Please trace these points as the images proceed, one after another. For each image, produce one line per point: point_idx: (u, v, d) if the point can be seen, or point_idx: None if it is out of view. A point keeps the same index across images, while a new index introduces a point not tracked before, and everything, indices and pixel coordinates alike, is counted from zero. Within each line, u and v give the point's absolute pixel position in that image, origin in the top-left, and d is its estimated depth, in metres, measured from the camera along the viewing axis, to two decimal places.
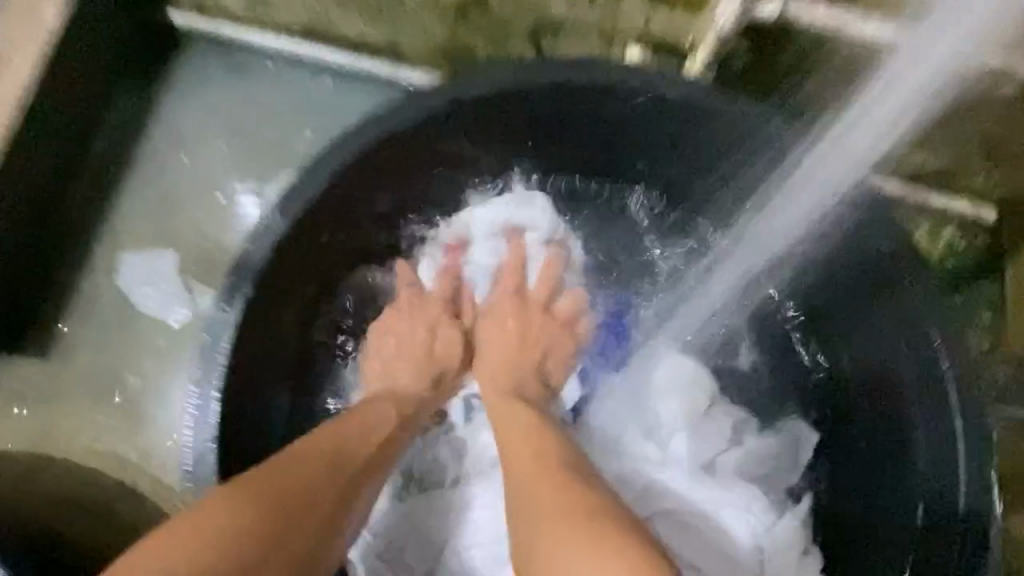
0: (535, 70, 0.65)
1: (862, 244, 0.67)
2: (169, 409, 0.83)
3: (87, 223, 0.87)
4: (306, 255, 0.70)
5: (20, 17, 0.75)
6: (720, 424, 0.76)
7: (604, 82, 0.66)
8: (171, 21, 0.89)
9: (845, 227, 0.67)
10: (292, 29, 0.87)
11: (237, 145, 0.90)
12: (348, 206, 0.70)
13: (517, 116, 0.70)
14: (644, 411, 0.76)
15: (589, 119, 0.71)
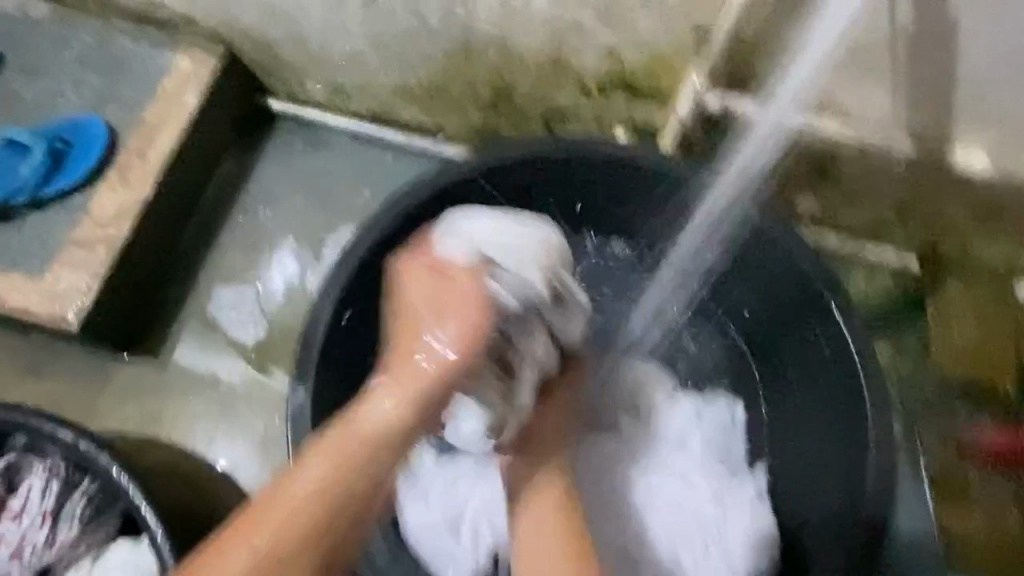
0: (548, 143, 0.89)
1: (786, 275, 0.88)
2: (248, 404, 1.04)
3: (193, 255, 1.10)
4: (375, 275, 0.91)
5: (169, 99, 1.03)
6: (686, 403, 0.95)
7: (596, 149, 0.89)
8: (270, 106, 1.16)
9: (776, 257, 0.88)
10: (362, 113, 1.15)
11: (315, 200, 1.14)
12: None
13: (534, 179, 0.93)
14: (624, 385, 0.97)
15: (589, 180, 0.94)
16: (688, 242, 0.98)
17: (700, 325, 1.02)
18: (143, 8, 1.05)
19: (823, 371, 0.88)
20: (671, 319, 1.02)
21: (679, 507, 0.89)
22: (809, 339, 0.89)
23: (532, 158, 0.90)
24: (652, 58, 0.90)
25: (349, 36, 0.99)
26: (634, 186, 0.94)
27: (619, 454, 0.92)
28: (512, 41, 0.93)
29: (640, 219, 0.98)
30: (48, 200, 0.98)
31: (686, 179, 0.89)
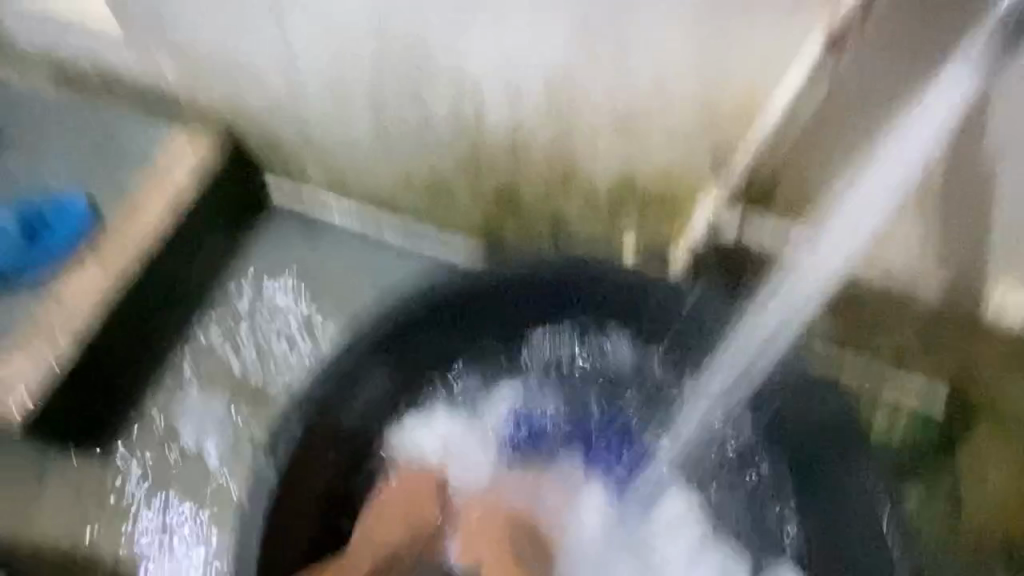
0: (553, 262, 0.86)
1: (813, 416, 0.79)
2: (199, 524, 0.94)
3: (166, 350, 1.03)
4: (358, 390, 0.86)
5: (160, 184, 0.99)
6: (710, 556, 0.87)
7: (590, 266, 0.86)
8: (269, 194, 1.12)
9: (803, 394, 0.80)
10: (362, 207, 1.10)
11: (298, 291, 1.07)
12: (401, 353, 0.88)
13: (537, 295, 0.89)
14: (648, 525, 0.90)
15: (583, 299, 0.89)
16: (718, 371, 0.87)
17: (741, 471, 0.89)
18: (150, 91, 1.03)
19: (868, 546, 0.75)
20: (711, 462, 0.90)
21: None
22: (849, 493, 0.77)
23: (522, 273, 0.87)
24: (666, 177, 0.86)
25: (354, 132, 0.97)
26: (651, 307, 0.87)
27: None
28: (523, 149, 0.89)
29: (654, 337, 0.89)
30: (22, 279, 0.94)
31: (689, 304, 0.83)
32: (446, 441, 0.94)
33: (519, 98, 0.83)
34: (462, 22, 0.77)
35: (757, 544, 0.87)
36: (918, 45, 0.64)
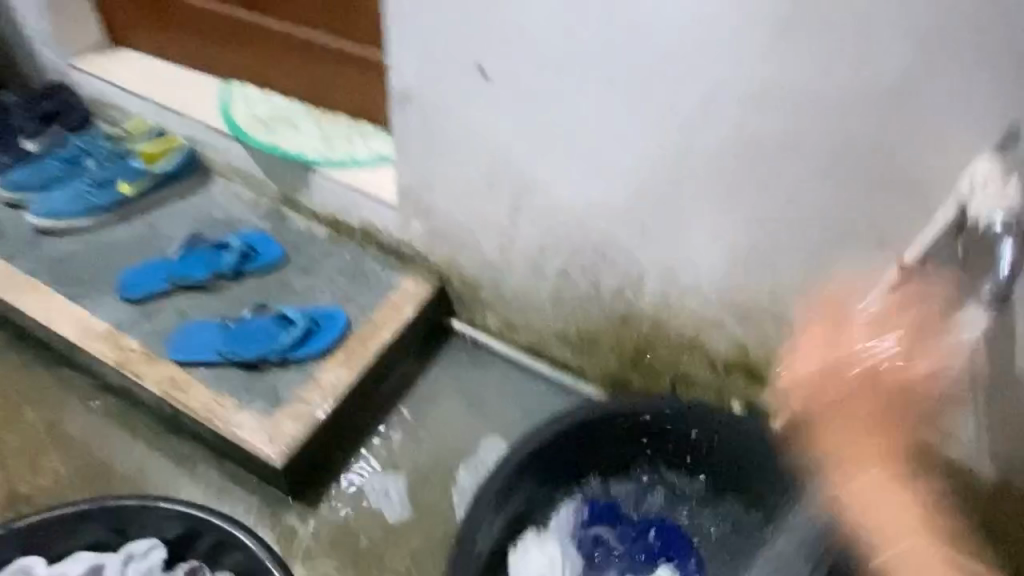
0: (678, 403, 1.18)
1: None
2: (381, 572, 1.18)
3: (366, 429, 1.34)
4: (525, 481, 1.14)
5: (392, 310, 1.38)
6: None
7: (714, 413, 1.17)
8: (451, 325, 1.49)
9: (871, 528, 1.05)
10: (522, 345, 1.45)
11: (469, 406, 1.40)
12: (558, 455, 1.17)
13: (664, 426, 1.19)
14: None
15: (700, 438, 1.20)
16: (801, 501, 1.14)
17: None
18: (393, 243, 1.45)
19: None
20: None
21: None
22: None
23: (658, 411, 1.18)
24: (775, 355, 1.15)
25: (538, 291, 1.33)
26: (752, 445, 1.16)
27: None
28: (666, 321, 1.21)
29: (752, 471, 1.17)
30: (293, 361, 1.28)
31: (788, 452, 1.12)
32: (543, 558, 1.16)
33: (671, 287, 1.16)
34: (641, 235, 1.12)
35: None
36: (965, 294, 0.92)
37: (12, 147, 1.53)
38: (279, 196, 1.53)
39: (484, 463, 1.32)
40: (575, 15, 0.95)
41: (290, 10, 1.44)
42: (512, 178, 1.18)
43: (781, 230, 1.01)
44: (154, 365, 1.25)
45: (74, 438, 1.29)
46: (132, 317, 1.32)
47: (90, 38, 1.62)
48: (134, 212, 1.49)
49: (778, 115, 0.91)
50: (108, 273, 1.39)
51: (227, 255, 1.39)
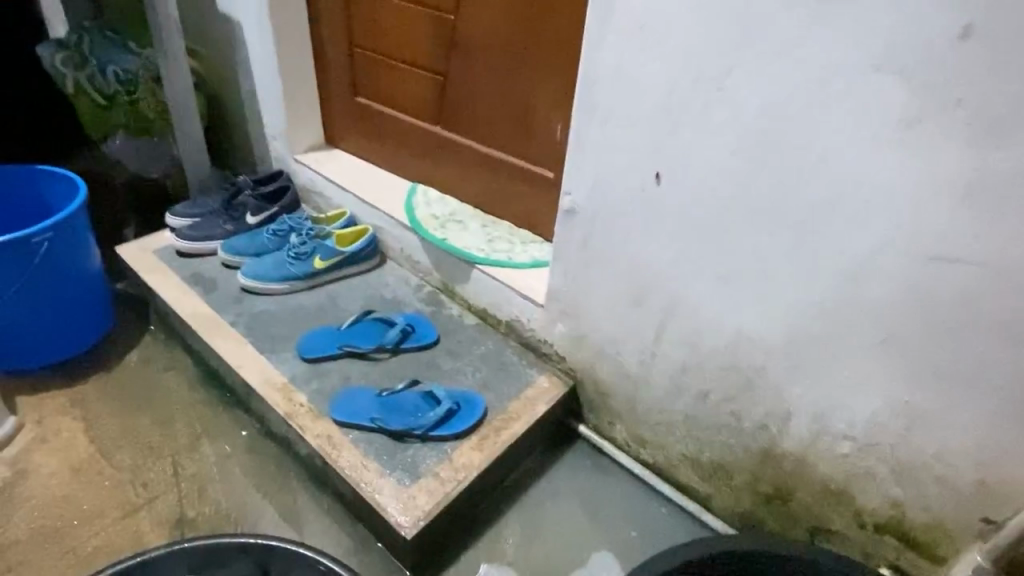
0: (815, 553, 1.10)
1: None
2: None
3: (486, 518, 1.38)
4: None
5: (526, 403, 1.45)
6: None
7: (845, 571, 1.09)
8: (577, 428, 1.53)
9: None
10: (648, 462, 1.45)
11: (587, 512, 1.40)
12: None
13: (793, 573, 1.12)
14: None
15: None
16: None
17: None
18: (534, 341, 1.55)
19: None
20: None
21: None
22: None
23: (793, 557, 1.11)
24: (935, 520, 1.06)
25: (673, 411, 1.33)
26: None
27: None
28: (808, 463, 1.17)
29: None
30: (431, 438, 1.37)
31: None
32: None
33: (819, 427, 1.13)
34: (792, 370, 1.12)
35: None
36: None
37: (236, 219, 1.84)
38: (440, 284, 1.71)
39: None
40: (750, 161, 1.02)
41: (476, 129, 1.66)
42: (663, 298, 1.25)
43: (950, 387, 0.97)
44: (316, 421, 1.40)
45: (238, 474, 1.47)
46: (305, 375, 1.50)
47: (310, 138, 1.95)
48: (321, 280, 1.73)
49: (955, 275, 0.90)
50: (292, 333, 1.60)
51: (391, 331, 1.56)
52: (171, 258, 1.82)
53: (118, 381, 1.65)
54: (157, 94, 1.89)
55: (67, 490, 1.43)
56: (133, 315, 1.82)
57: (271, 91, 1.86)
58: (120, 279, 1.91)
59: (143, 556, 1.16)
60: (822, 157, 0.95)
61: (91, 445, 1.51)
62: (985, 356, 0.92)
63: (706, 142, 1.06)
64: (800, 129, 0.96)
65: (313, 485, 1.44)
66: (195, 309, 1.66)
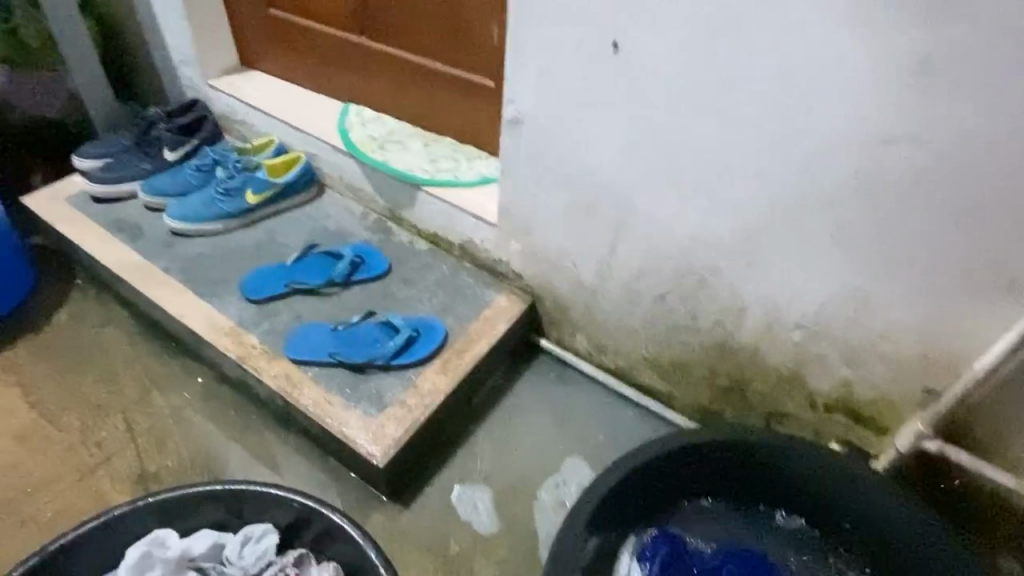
0: (761, 436, 1.16)
1: None
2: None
3: (457, 437, 1.39)
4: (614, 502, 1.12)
5: (487, 324, 1.43)
6: None
7: (794, 449, 1.15)
8: (539, 343, 1.54)
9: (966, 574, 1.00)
10: (610, 369, 1.47)
11: (555, 420, 1.43)
12: (644, 478, 1.15)
13: (742, 456, 1.18)
14: None
15: (784, 473, 1.18)
16: (892, 545, 1.11)
17: None
18: (489, 262, 1.51)
19: None
20: None
21: None
22: None
23: (744, 442, 1.17)
24: (878, 395, 1.12)
25: (633, 316, 1.34)
26: (830, 477, 1.15)
27: None
28: (761, 353, 1.21)
29: (828, 506, 1.17)
30: (393, 367, 1.35)
31: (882, 500, 1.10)
32: None
33: (773, 318, 1.16)
34: (746, 265, 1.13)
35: None
36: None
37: (153, 157, 1.68)
38: (385, 210, 1.63)
39: (564, 479, 1.35)
40: (699, 47, 0.97)
41: (405, 37, 1.53)
42: (616, 204, 1.22)
43: (895, 268, 0.99)
44: (272, 362, 1.35)
45: (197, 423, 1.42)
46: (254, 317, 1.43)
47: (224, 61, 1.77)
48: (258, 216, 1.63)
49: (901, 156, 0.90)
50: (233, 274, 1.52)
51: (339, 264, 1.49)
52: (87, 206, 1.67)
53: (50, 342, 1.55)
54: (36, 18, 1.67)
55: (14, 458, 1.36)
56: (55, 271, 1.68)
57: (170, 7, 1.65)
58: (34, 233, 1.75)
59: (105, 516, 1.12)
60: (773, 39, 0.91)
61: (32, 411, 1.43)
62: (928, 234, 0.94)
63: (652, 29, 0.99)
64: (751, 7, 0.90)
65: (278, 426, 1.41)
66: (124, 259, 1.55)
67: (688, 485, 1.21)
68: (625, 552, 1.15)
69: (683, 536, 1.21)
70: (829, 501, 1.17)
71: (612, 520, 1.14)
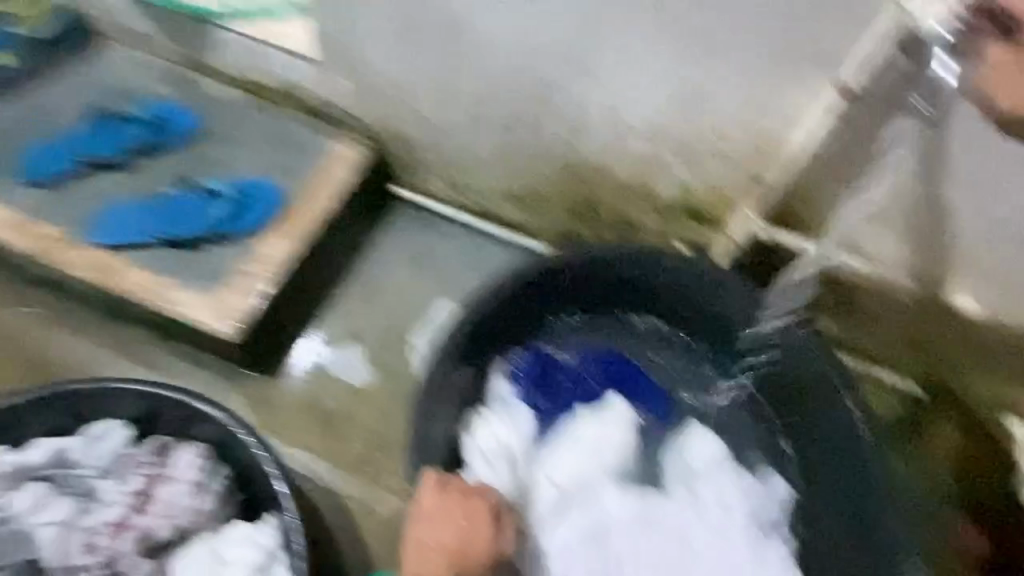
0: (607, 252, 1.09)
1: (815, 370, 1.02)
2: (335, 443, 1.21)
3: (318, 300, 1.31)
4: (460, 347, 1.07)
5: (329, 177, 1.29)
6: (730, 469, 1.12)
7: (648, 256, 1.09)
8: (393, 191, 1.41)
9: (805, 350, 1.02)
10: (470, 208, 1.38)
11: (418, 267, 1.36)
12: (484, 321, 1.09)
13: (590, 273, 1.11)
14: (679, 457, 1.14)
15: (641, 279, 1.13)
16: (746, 334, 1.09)
17: (753, 408, 1.15)
18: (321, 107, 1.34)
19: (851, 456, 1.00)
20: (724, 404, 1.17)
21: (711, 553, 1.07)
22: (836, 423, 1.01)
23: (587, 261, 1.10)
24: (717, 191, 1.15)
25: (482, 147, 1.26)
26: (683, 275, 1.09)
27: (668, 518, 1.10)
28: (610, 167, 1.19)
29: (688, 305, 1.13)
30: (227, 237, 1.21)
31: (722, 290, 1.07)
32: (500, 402, 1.15)
33: (616, 128, 1.13)
34: (584, 74, 1.08)
35: (759, 454, 1.14)
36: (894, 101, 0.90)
37: None
38: (185, 58, 1.37)
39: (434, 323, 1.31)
40: None
41: None
42: (443, 17, 1.08)
43: (724, 57, 0.97)
44: (83, 251, 1.19)
45: (16, 334, 1.25)
46: (48, 204, 1.22)
47: None
48: (25, 83, 1.33)
49: None
50: (10, 158, 1.26)
51: (137, 130, 1.29)
52: None
53: None
54: None
55: None
56: None
57: None
58: None
59: None
60: None
61: None
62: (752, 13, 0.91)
63: None
64: None
65: (112, 323, 1.26)
66: None
67: (544, 311, 1.16)
68: (497, 376, 1.15)
69: (550, 354, 1.19)
70: (685, 300, 1.12)
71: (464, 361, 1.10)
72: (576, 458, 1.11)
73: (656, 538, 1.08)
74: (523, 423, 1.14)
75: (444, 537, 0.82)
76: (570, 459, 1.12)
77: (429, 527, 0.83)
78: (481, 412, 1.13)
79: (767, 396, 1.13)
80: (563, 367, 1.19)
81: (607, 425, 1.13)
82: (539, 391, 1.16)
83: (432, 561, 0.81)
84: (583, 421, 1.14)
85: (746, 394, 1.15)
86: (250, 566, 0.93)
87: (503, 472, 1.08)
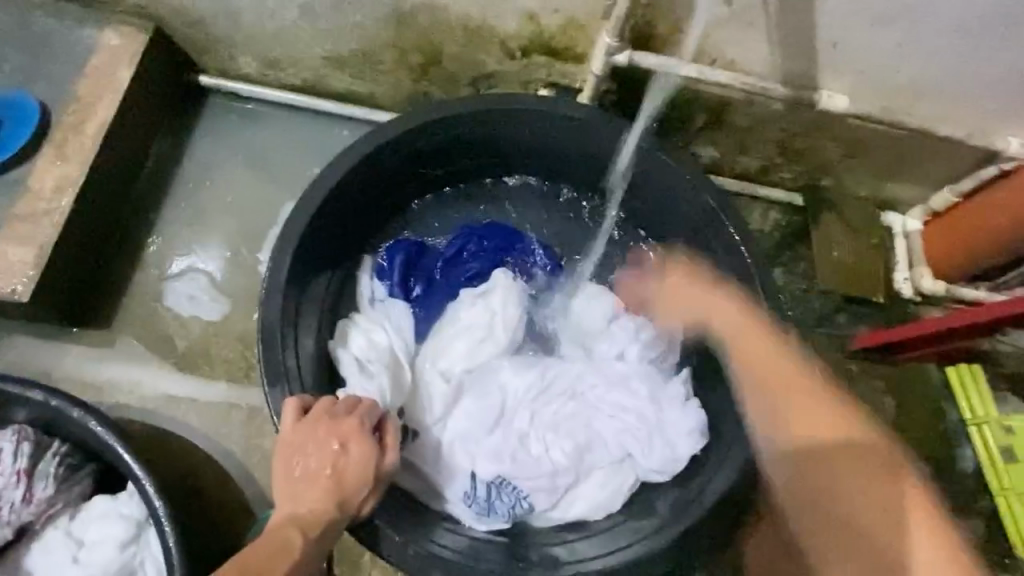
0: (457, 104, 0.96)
1: (688, 196, 0.99)
2: (195, 386, 1.07)
3: (134, 231, 1.12)
4: (312, 244, 0.94)
5: (100, 76, 1.03)
6: (627, 323, 1.04)
7: (500, 106, 0.97)
8: (199, 82, 1.17)
9: (676, 174, 0.98)
10: (295, 86, 1.17)
11: (252, 168, 1.17)
12: (336, 208, 0.97)
13: (444, 134, 0.99)
14: (574, 321, 1.07)
15: (497, 134, 1.02)
16: (617, 169, 1.04)
17: (635, 248, 1.11)
18: None
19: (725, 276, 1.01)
20: (608, 252, 1.12)
21: (619, 413, 1.01)
22: (713, 244, 1.00)
23: (438, 119, 0.97)
24: (565, 18, 0.99)
25: (282, 8, 1.03)
26: (543, 116, 0.99)
27: (569, 387, 1.02)
28: (440, 7, 1.00)
29: (555, 151, 1.05)
30: None
31: (590, 127, 0.99)
32: (372, 303, 1.05)
33: None
34: None
35: None
36: None
37: None
38: None
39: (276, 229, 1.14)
40: None
41: None
42: None
43: None
44: None
45: None
46: None
47: None
48: None
49: None
50: None
51: None
52: None
53: None
54: None
55: None
56: None
57: None
58: None
59: None
60: None
61: None
62: None
63: None
64: None
65: None
66: None
67: (402, 186, 1.05)
68: (364, 274, 1.06)
69: (419, 235, 1.10)
70: (551, 145, 1.04)
71: (319, 264, 0.99)
72: (465, 345, 1.01)
73: (559, 409, 1.01)
74: (400, 320, 1.04)
75: (312, 464, 0.76)
76: (458, 347, 1.02)
77: (297, 455, 0.76)
78: (353, 313, 1.04)
79: (646, 232, 1.10)
80: (435, 249, 1.08)
81: (490, 302, 1.03)
82: (411, 281, 1.06)
83: (304, 488, 0.74)
84: (465, 303, 1.03)
85: (626, 237, 1.12)
86: (115, 541, 0.84)
87: (383, 377, 0.97)
